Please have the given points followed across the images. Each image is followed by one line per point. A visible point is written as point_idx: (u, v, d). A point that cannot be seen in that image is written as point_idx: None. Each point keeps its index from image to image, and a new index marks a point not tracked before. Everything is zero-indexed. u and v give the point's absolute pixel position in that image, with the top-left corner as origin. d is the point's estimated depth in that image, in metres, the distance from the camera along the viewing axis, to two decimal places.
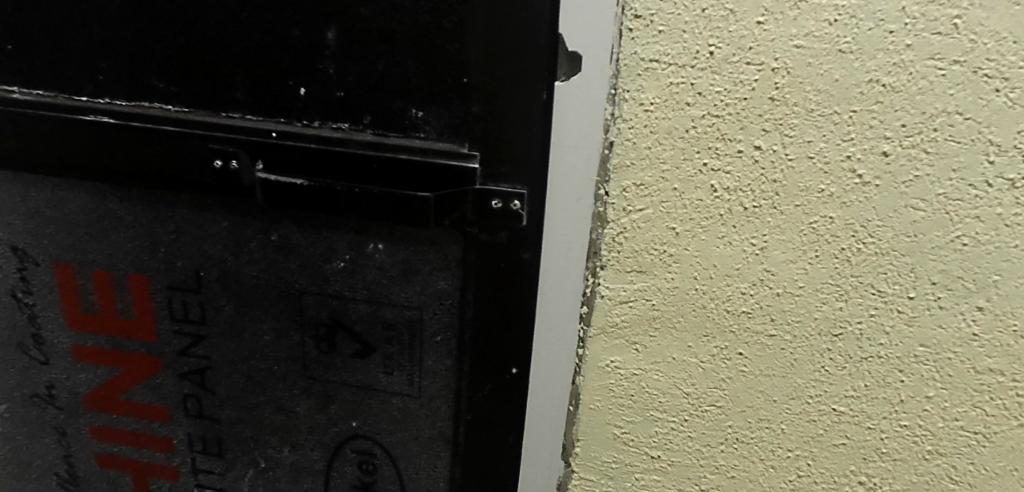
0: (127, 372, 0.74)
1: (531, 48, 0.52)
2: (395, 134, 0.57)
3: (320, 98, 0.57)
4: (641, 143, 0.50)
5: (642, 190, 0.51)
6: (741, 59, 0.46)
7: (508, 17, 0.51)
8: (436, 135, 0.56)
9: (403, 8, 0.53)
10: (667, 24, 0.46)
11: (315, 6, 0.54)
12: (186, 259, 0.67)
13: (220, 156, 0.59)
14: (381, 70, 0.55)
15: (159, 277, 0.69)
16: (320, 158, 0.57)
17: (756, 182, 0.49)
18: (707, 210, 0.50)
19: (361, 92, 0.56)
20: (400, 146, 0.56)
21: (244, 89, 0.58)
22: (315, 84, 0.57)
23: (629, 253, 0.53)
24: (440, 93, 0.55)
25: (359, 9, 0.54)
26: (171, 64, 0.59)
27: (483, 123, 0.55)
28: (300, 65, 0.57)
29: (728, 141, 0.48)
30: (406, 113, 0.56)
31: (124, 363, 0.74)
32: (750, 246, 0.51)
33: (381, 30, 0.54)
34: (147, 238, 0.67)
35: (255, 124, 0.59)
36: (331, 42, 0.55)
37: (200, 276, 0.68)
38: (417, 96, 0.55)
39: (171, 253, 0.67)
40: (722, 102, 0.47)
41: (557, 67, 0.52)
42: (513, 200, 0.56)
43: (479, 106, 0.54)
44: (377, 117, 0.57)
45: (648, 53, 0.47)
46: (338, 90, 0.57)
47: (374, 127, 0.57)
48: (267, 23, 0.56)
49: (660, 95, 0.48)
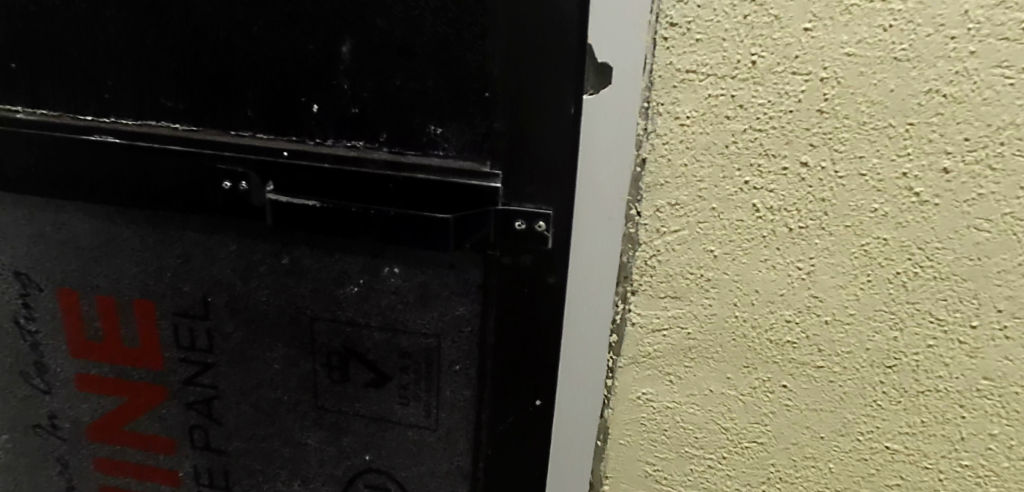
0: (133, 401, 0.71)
1: (557, 59, 0.48)
2: (413, 152, 0.54)
3: (334, 115, 0.54)
4: (677, 160, 0.47)
5: (678, 210, 0.48)
6: (787, 69, 0.43)
7: (533, 28, 0.48)
8: (456, 152, 0.53)
9: (421, 20, 0.50)
10: (706, 32, 0.43)
11: (329, 18, 0.52)
12: (193, 284, 0.64)
13: (229, 177, 0.57)
14: (399, 84, 0.52)
15: (166, 302, 0.66)
16: (333, 179, 0.54)
17: (803, 201, 0.45)
18: (749, 232, 0.47)
19: (377, 109, 0.53)
20: (418, 165, 0.53)
21: (256, 107, 0.56)
22: (329, 101, 0.54)
23: (663, 278, 0.50)
24: (461, 109, 0.52)
25: (375, 21, 0.51)
26: (179, 81, 0.56)
27: (506, 139, 0.52)
28: (314, 80, 0.54)
29: (772, 158, 0.45)
30: (425, 130, 0.53)
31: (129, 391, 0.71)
32: (796, 270, 0.47)
33: (398, 43, 0.51)
34: (153, 262, 0.65)
35: (266, 143, 0.56)
36: (346, 56, 0.52)
37: (208, 302, 0.65)
38: (436, 111, 0.52)
39: (178, 277, 0.65)
40: (765, 116, 0.44)
41: (586, 79, 0.48)
42: (537, 221, 0.53)
43: (502, 121, 0.51)
44: (394, 134, 0.54)
45: (684, 63, 0.44)
46: (353, 106, 0.54)
47: (390, 144, 0.54)
48: (279, 37, 0.53)
49: (697, 108, 0.45)
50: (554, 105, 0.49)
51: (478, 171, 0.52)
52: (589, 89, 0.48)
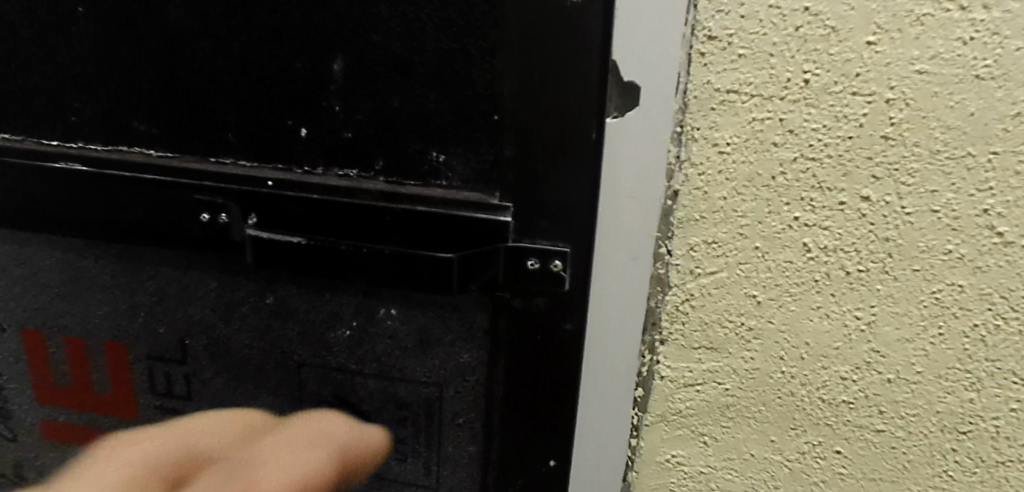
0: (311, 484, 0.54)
1: (576, 77, 0.42)
2: (413, 182, 0.48)
3: (324, 140, 0.48)
4: (715, 193, 0.41)
5: (715, 249, 0.42)
6: (846, 89, 0.37)
7: (547, 42, 0.42)
8: (462, 182, 0.47)
9: (422, 34, 0.44)
10: (750, 46, 0.37)
11: (319, 32, 0.46)
12: (169, 325, 0.58)
13: (207, 208, 0.51)
14: (396, 106, 0.46)
15: (140, 345, 0.60)
16: (322, 211, 0.48)
17: (862, 241, 0.39)
18: (799, 275, 0.41)
19: (372, 134, 0.47)
20: (417, 196, 0.47)
21: (238, 131, 0.50)
22: (318, 125, 0.48)
23: (697, 326, 0.44)
24: (467, 133, 0.46)
25: (371, 36, 0.45)
26: (152, 102, 0.51)
27: (516, 170, 0.45)
28: (301, 102, 0.48)
29: (827, 192, 0.39)
30: (426, 157, 0.47)
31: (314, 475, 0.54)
32: (853, 320, 0.41)
33: (396, 60, 0.45)
34: (125, 301, 0.58)
35: (249, 171, 0.50)
36: (337, 75, 0.47)
37: (185, 345, 0.59)
38: (438, 136, 0.46)
39: (153, 318, 0.59)
40: (819, 142, 0.38)
41: (608, 100, 0.42)
42: (553, 260, 0.46)
43: (512, 148, 0.45)
44: (392, 162, 0.48)
45: (724, 83, 0.38)
46: (346, 131, 0.48)
47: (387, 173, 0.48)
48: (263, 53, 0.47)
49: (739, 133, 0.39)
50: (571, 130, 0.43)
51: (485, 204, 0.46)
52: (612, 111, 0.42)
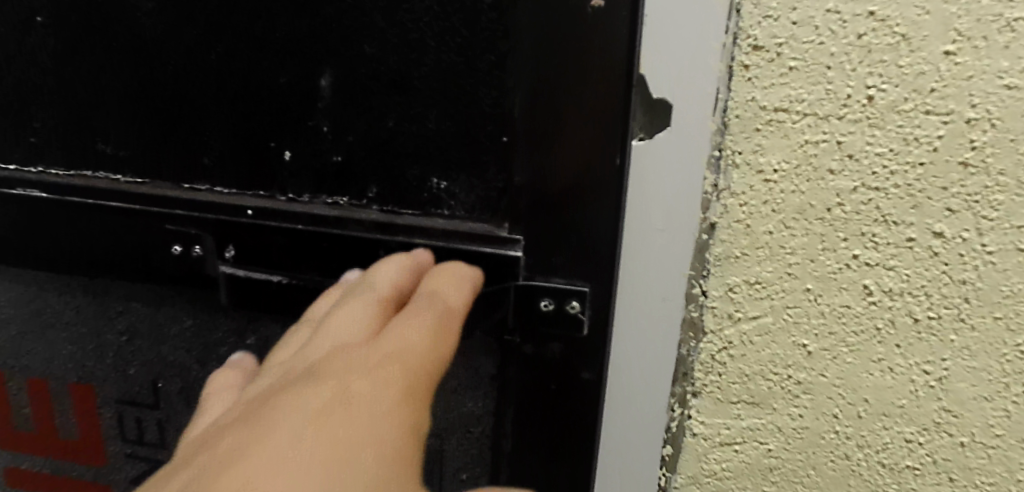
0: (417, 398, 0.33)
1: (596, 94, 0.36)
2: (411, 211, 0.42)
3: (311, 164, 0.43)
4: (759, 227, 0.35)
5: (758, 290, 0.36)
6: (917, 106, 0.31)
7: (561, 55, 0.36)
8: (467, 212, 0.41)
9: (421, 45, 0.39)
10: (804, 57, 0.32)
11: (304, 45, 0.41)
12: (140, 366, 0.53)
13: (179, 240, 0.45)
14: (392, 127, 0.41)
15: (108, 387, 0.54)
16: (309, 243, 0.43)
17: (934, 283, 0.34)
18: (857, 321, 0.35)
19: (366, 157, 0.42)
20: (415, 227, 0.41)
21: (215, 154, 0.44)
22: (304, 147, 0.43)
23: (736, 378, 0.38)
24: (472, 157, 0.40)
25: (363, 47, 0.40)
26: (119, 122, 0.45)
27: (528, 199, 0.39)
28: (285, 122, 0.42)
29: (893, 226, 0.33)
30: (426, 184, 0.41)
31: (411, 384, 0.33)
32: (921, 374, 0.35)
33: (393, 75, 0.40)
34: (93, 339, 0.53)
35: (226, 199, 0.44)
36: (326, 92, 0.41)
37: (157, 388, 0.53)
38: (439, 160, 0.41)
39: (122, 358, 0.53)
40: (883, 170, 0.33)
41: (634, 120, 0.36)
42: (569, 300, 0.40)
43: (524, 175, 0.39)
44: (387, 189, 0.42)
45: (773, 100, 0.33)
46: (335, 154, 0.42)
47: (381, 201, 0.42)
48: (243, 67, 0.42)
49: (789, 158, 0.34)
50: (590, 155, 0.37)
51: (493, 237, 0.40)
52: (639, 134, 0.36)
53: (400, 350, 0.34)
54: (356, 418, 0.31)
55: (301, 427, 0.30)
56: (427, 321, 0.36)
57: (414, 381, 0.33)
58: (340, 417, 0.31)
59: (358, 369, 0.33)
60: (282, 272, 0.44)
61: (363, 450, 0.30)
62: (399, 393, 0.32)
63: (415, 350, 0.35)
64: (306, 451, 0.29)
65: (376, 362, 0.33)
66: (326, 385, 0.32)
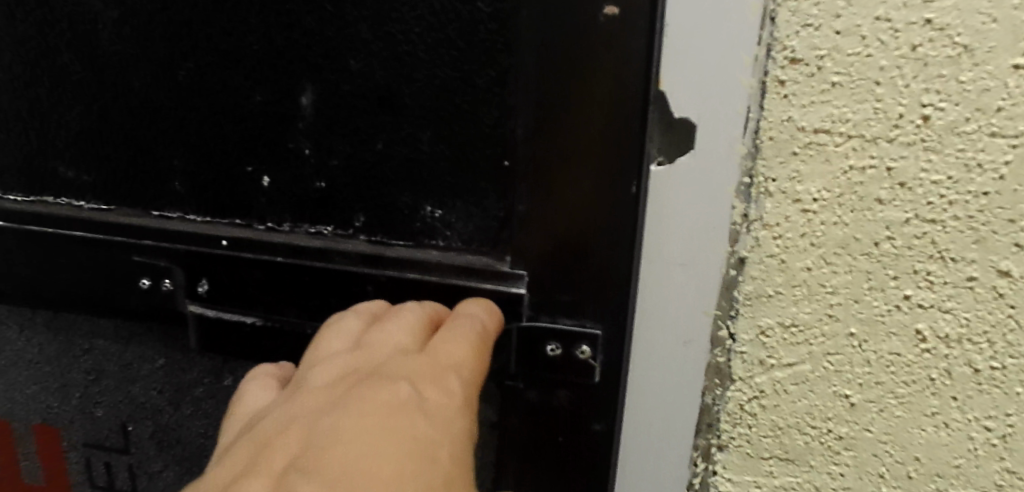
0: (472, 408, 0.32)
1: (610, 116, 0.32)
2: (401, 242, 0.38)
3: (291, 191, 0.39)
4: (796, 263, 0.31)
5: (794, 334, 0.32)
6: (981, 128, 0.27)
7: (568, 69, 0.32)
8: (463, 243, 0.37)
9: (412, 59, 0.35)
10: (849, 71, 0.28)
11: (283, 59, 0.37)
12: (109, 408, 0.48)
13: (147, 272, 0.40)
14: (380, 150, 0.37)
15: (75, 428, 0.50)
16: (290, 277, 0.38)
17: (998, 329, 0.30)
18: (908, 371, 0.31)
19: (352, 184, 0.38)
20: (409, 261, 0.37)
21: (186, 179, 0.40)
22: (283, 172, 0.39)
23: (768, 432, 0.34)
24: (470, 184, 0.36)
25: (348, 62, 0.36)
26: (83, 144, 0.41)
27: (531, 230, 0.35)
28: (262, 144, 0.38)
29: (951, 263, 0.29)
30: (418, 213, 0.37)
31: (468, 396, 0.32)
32: (982, 431, 0.31)
33: (381, 93, 0.36)
34: (58, 378, 0.49)
35: (199, 227, 0.40)
36: (307, 111, 0.37)
37: (127, 430, 0.48)
38: (433, 188, 0.37)
39: (90, 399, 0.49)
40: (941, 200, 0.28)
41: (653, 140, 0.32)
42: (579, 344, 0.36)
43: (527, 204, 0.35)
44: (375, 218, 0.38)
45: (813, 120, 0.29)
46: (316, 180, 0.38)
47: (368, 231, 0.38)
48: (215, 83, 0.38)
49: (830, 186, 0.29)
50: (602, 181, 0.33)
51: (493, 271, 0.36)
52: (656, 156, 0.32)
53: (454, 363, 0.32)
54: (431, 421, 0.30)
55: (384, 423, 0.29)
56: (472, 334, 0.33)
57: (470, 393, 0.32)
58: (419, 417, 0.29)
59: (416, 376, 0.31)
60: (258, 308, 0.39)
61: (439, 452, 0.29)
62: (460, 402, 0.31)
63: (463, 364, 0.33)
64: (395, 446, 0.28)
65: (435, 370, 0.32)
66: (394, 385, 0.30)
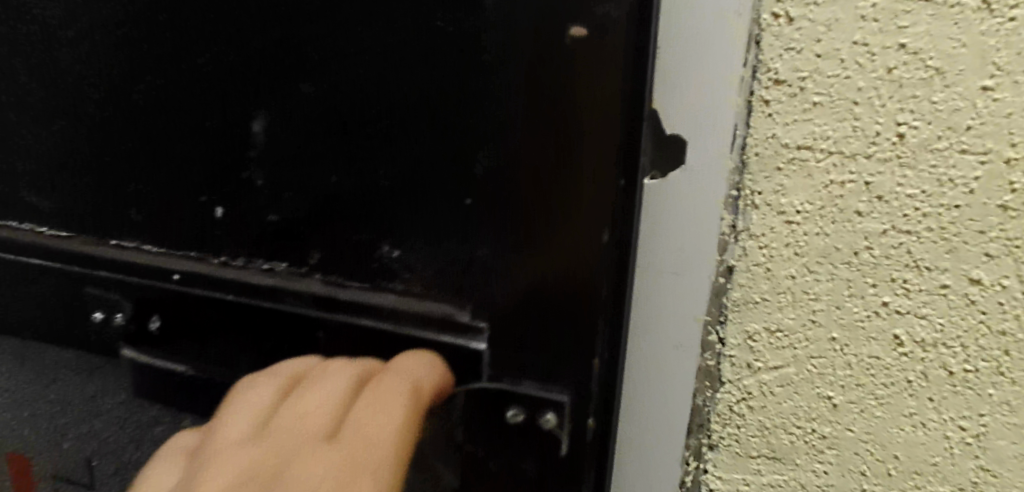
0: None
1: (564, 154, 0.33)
2: (357, 282, 0.40)
3: (247, 223, 0.41)
4: (781, 272, 0.33)
5: (779, 339, 0.34)
6: (952, 145, 0.29)
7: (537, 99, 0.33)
8: (424, 287, 0.39)
9: (365, 84, 0.36)
10: (829, 92, 0.30)
11: (235, 84, 0.39)
12: (75, 440, 0.51)
13: (101, 306, 0.46)
14: (335, 183, 0.39)
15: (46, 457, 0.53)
16: (244, 314, 0.42)
17: (971, 334, 0.31)
18: (887, 374, 0.33)
19: (305, 217, 0.40)
20: (368, 304, 0.40)
21: (141, 208, 0.43)
22: (239, 202, 0.41)
23: (755, 431, 0.36)
24: (424, 221, 0.38)
25: (300, 86, 0.38)
26: (77, 164, 0.44)
27: (478, 270, 0.38)
28: (218, 175, 0.41)
29: (926, 272, 0.31)
30: (376, 251, 0.39)
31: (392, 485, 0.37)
32: (957, 431, 0.33)
33: (333, 121, 0.38)
34: (27, 408, 0.52)
35: (155, 259, 0.44)
36: (258, 137, 0.39)
37: (92, 462, 0.51)
38: (390, 228, 0.39)
39: (59, 431, 0.51)
40: (915, 212, 0.30)
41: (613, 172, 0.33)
42: (545, 412, 0.37)
43: (486, 248, 0.37)
44: (329, 257, 0.40)
45: (796, 137, 0.31)
46: (270, 213, 0.41)
47: (323, 269, 0.41)
48: (167, 111, 0.40)
49: (813, 199, 0.31)
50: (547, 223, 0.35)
51: (454, 323, 0.39)
52: (617, 178, 0.33)
53: (375, 433, 0.39)
54: None
55: None
56: (402, 394, 0.38)
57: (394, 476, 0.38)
58: None
59: (339, 475, 0.37)
60: (218, 344, 0.44)
61: None
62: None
63: (388, 447, 0.38)
64: None
65: (357, 456, 0.38)
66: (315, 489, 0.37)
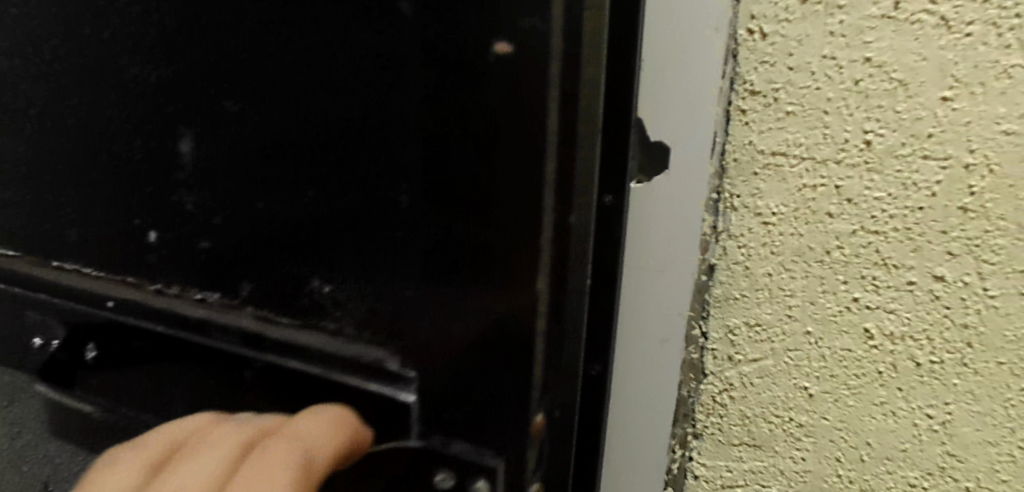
0: None
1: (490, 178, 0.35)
2: (289, 319, 0.44)
3: (182, 249, 0.46)
4: (758, 270, 0.35)
5: (758, 333, 0.36)
6: (915, 151, 0.31)
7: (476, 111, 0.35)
8: (356, 328, 0.42)
9: (290, 111, 0.40)
10: (800, 102, 0.32)
11: (169, 108, 0.43)
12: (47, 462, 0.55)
13: (41, 333, 0.53)
14: (262, 208, 0.42)
15: (34, 458, 0.56)
16: (175, 343, 0.48)
17: (936, 327, 0.33)
18: (858, 365, 0.35)
19: (233, 244, 0.44)
20: (296, 346, 0.44)
21: (80, 228, 0.49)
22: (177, 223, 0.45)
23: (737, 420, 0.38)
24: (347, 249, 0.40)
25: (227, 105, 0.41)
26: (42, 179, 0.49)
27: (392, 305, 0.41)
28: (157, 200, 0.45)
29: (894, 270, 0.33)
30: (308, 285, 0.42)
31: None
32: (925, 419, 0.35)
33: (258, 142, 0.41)
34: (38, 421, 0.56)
35: (97, 284, 0.49)
36: (186, 156, 0.43)
37: (73, 465, 0.54)
38: (319, 261, 0.41)
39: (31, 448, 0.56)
40: (882, 213, 0.32)
41: (537, 208, 0.35)
42: (478, 479, 0.40)
43: (413, 288, 0.39)
44: (259, 288, 0.44)
45: (770, 144, 0.33)
46: (202, 239, 0.45)
47: (252, 299, 0.44)
48: (106, 137, 0.46)
49: (787, 202, 0.34)
50: (459, 255, 0.38)
51: (386, 373, 0.42)
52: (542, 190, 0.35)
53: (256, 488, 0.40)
54: None
55: None
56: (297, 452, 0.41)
57: None
58: None
59: None
60: (158, 371, 0.49)
61: None
62: None
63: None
64: None
65: None
66: None
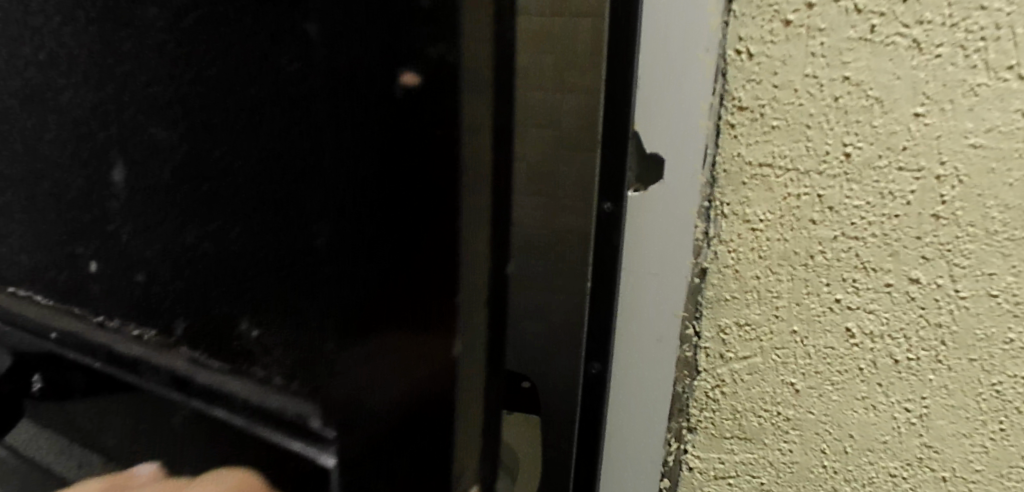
0: None
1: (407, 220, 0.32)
2: (216, 365, 0.44)
3: (115, 280, 0.46)
4: (747, 273, 0.38)
5: (748, 332, 0.39)
6: (891, 163, 0.34)
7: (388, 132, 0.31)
8: (278, 381, 0.41)
9: (207, 149, 0.38)
10: (784, 117, 0.35)
11: (98, 136, 0.43)
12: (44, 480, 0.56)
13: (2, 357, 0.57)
14: (189, 245, 0.41)
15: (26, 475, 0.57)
16: (115, 377, 0.49)
17: (912, 326, 0.36)
18: (841, 362, 0.37)
19: (167, 277, 0.43)
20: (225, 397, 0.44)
21: (28, 253, 0.50)
22: (110, 253, 0.45)
23: (728, 415, 0.41)
24: (262, 294, 0.39)
25: (153, 131, 0.40)
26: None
27: (310, 356, 0.38)
28: (89, 230, 0.45)
29: (873, 273, 0.35)
30: (233, 329, 0.41)
31: None
32: (903, 413, 0.38)
33: (182, 176, 0.40)
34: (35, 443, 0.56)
35: (47, 314, 0.51)
36: (116, 185, 0.43)
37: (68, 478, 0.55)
38: (240, 305, 0.40)
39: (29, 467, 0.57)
40: (861, 220, 0.35)
41: (457, 259, 0.32)
42: None
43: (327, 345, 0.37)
44: (188, 329, 0.44)
45: (757, 155, 0.36)
46: (136, 273, 0.44)
47: (184, 339, 0.44)
48: (43, 168, 0.46)
49: (773, 209, 0.36)
50: (368, 303, 0.34)
51: (309, 435, 0.40)
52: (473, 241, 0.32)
53: None
54: None
55: None
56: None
57: None
58: None
59: None
60: (103, 399, 0.51)
61: None
62: None
63: None
64: None
65: None
66: None
